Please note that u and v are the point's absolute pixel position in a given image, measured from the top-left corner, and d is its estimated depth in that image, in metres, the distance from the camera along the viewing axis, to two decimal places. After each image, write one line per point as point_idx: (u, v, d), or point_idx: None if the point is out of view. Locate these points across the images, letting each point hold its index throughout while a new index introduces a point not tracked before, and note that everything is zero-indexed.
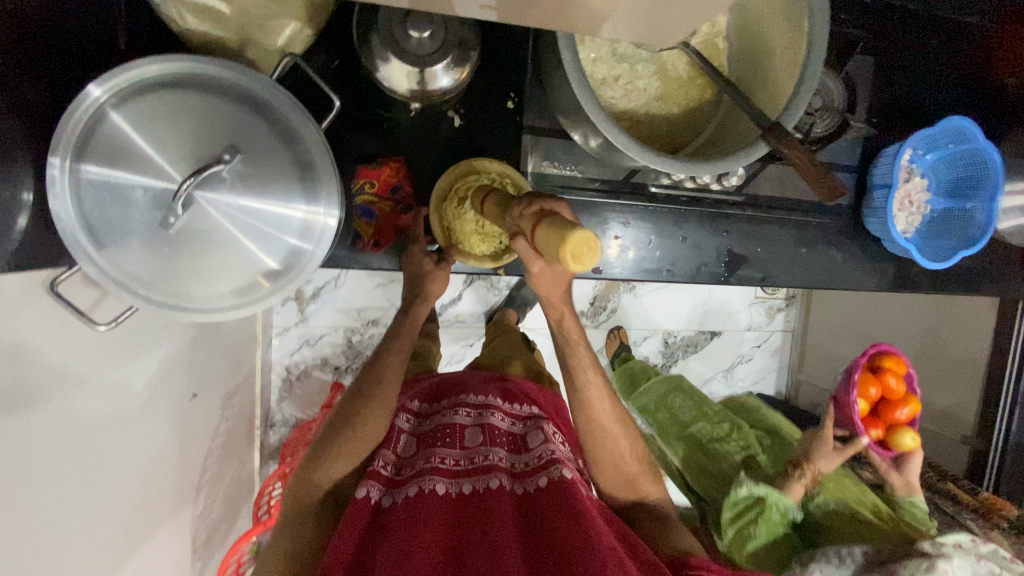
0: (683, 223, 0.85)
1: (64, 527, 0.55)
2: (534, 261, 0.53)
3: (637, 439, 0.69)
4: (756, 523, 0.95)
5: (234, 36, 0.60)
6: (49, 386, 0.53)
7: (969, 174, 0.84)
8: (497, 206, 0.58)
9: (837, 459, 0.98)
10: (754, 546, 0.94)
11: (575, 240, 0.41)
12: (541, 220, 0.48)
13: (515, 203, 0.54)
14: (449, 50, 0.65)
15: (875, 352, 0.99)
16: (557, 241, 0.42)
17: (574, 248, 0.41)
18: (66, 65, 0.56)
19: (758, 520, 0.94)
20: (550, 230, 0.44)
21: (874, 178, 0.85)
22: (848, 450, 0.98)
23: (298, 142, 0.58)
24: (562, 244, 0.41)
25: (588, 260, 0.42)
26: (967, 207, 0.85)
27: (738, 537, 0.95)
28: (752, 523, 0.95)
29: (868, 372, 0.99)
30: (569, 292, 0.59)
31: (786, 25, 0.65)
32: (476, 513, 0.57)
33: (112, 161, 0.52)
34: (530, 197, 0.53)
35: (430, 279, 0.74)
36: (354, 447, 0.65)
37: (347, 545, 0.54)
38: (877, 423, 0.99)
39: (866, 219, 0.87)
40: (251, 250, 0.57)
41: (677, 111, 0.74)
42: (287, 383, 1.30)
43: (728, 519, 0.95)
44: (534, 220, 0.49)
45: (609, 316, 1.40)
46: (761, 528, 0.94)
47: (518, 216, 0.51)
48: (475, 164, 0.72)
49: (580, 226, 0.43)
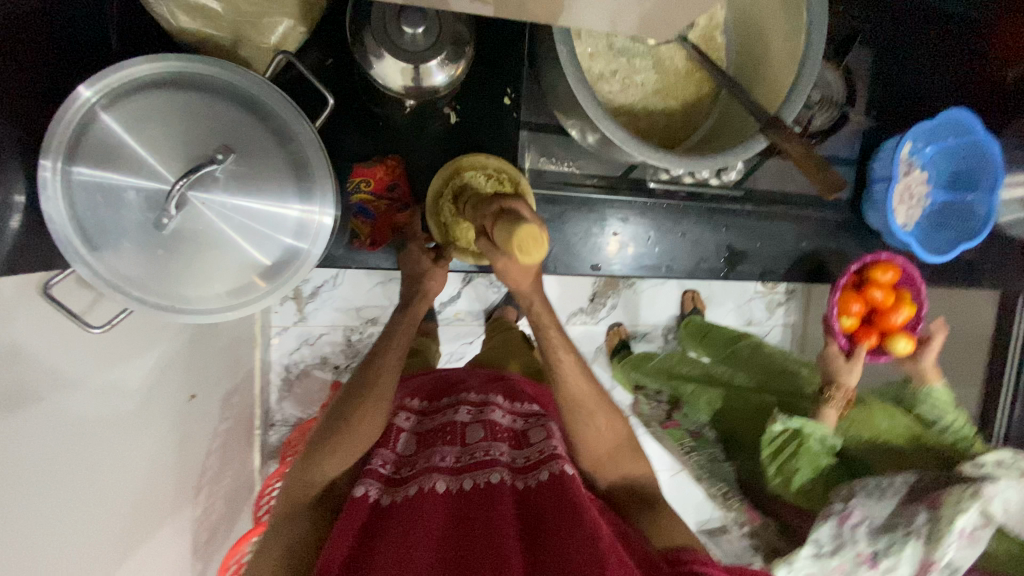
0: (682, 219, 0.84)
1: (63, 529, 0.54)
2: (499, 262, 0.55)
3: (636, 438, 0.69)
4: (800, 456, 0.84)
5: (226, 34, 0.59)
6: (45, 389, 0.53)
7: (968, 166, 0.84)
8: (470, 204, 0.60)
9: (859, 373, 0.86)
10: (801, 481, 0.85)
11: (524, 233, 0.43)
12: (500, 216, 0.49)
13: (479, 203, 0.56)
14: (443, 46, 0.64)
15: (864, 262, 0.86)
16: (507, 234, 0.44)
17: (523, 240, 0.44)
18: (58, 66, 0.56)
19: (799, 453, 0.84)
20: (503, 224, 0.46)
21: (873, 173, 0.83)
22: (858, 364, 0.86)
23: (292, 141, 0.57)
24: (510, 237, 0.44)
25: (538, 251, 0.44)
26: (967, 199, 0.85)
27: (781, 474, 0.86)
28: (794, 458, 0.85)
29: (854, 287, 0.88)
30: (541, 282, 0.60)
31: (784, 18, 0.65)
32: (475, 508, 0.57)
33: (103, 162, 0.51)
34: (494, 197, 0.56)
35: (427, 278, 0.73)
36: (352, 446, 0.64)
37: (343, 545, 0.54)
38: (870, 335, 0.88)
39: (867, 213, 0.86)
40: (246, 250, 0.57)
41: (675, 107, 0.73)
42: (287, 383, 1.30)
43: (768, 460, 0.86)
44: (493, 216, 0.51)
45: (609, 312, 1.39)
46: (805, 460, 0.85)
47: (481, 215, 0.54)
48: (469, 159, 0.72)
49: (530, 221, 0.45)
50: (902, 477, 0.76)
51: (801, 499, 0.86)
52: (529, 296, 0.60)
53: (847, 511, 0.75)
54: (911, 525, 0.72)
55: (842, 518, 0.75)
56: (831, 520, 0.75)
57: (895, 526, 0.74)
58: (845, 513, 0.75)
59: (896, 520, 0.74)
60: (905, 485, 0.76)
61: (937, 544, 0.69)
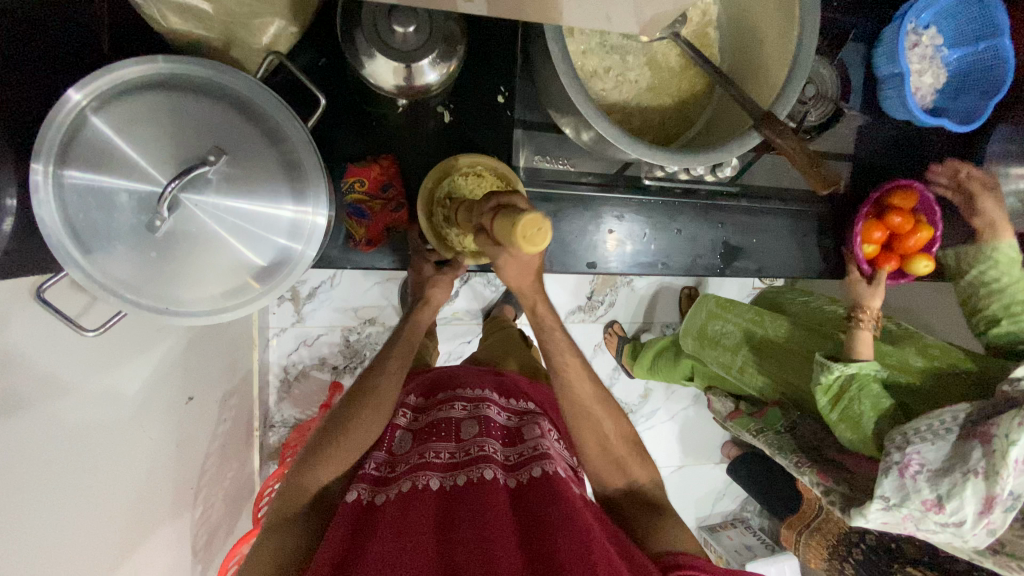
0: (677, 215, 0.84)
1: (59, 532, 0.54)
2: (499, 258, 0.54)
3: (634, 442, 0.69)
4: (860, 399, 0.81)
5: (217, 35, 0.59)
6: (37, 397, 0.52)
7: (972, 19, 0.81)
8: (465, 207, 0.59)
9: (882, 295, 0.86)
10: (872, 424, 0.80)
11: (526, 221, 0.42)
12: (501, 211, 0.49)
13: (478, 202, 0.55)
14: (436, 45, 0.64)
15: (882, 190, 0.84)
16: (509, 227, 0.43)
17: (524, 229, 0.43)
18: (49, 68, 0.55)
19: (861, 396, 0.80)
20: (504, 217, 0.45)
21: (881, 69, 0.83)
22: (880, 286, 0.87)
23: (285, 141, 0.57)
24: (512, 227, 0.42)
25: (539, 239, 0.43)
26: (983, 49, 0.81)
27: (847, 421, 0.81)
28: (856, 403, 0.81)
29: (872, 215, 0.85)
30: (541, 281, 0.59)
31: (776, 12, 0.65)
32: (468, 502, 0.57)
33: (94, 165, 0.51)
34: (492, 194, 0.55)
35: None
36: (348, 445, 0.64)
37: (335, 543, 0.54)
38: (890, 259, 0.86)
39: (883, 101, 0.85)
40: (239, 251, 0.56)
41: (669, 103, 0.73)
42: (286, 384, 1.30)
43: (827, 408, 0.83)
44: (492, 212, 0.50)
45: (607, 309, 1.41)
46: (869, 402, 0.80)
47: (480, 212, 0.52)
48: (448, 163, 0.71)
49: (529, 210, 0.44)
50: (953, 412, 0.71)
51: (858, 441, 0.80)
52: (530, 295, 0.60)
53: (907, 458, 0.71)
54: (966, 463, 0.65)
55: (901, 469, 0.70)
56: (892, 473, 0.71)
57: (952, 466, 0.67)
58: (905, 462, 0.70)
59: (953, 461, 0.67)
60: (959, 422, 0.70)
61: (998, 478, 0.62)
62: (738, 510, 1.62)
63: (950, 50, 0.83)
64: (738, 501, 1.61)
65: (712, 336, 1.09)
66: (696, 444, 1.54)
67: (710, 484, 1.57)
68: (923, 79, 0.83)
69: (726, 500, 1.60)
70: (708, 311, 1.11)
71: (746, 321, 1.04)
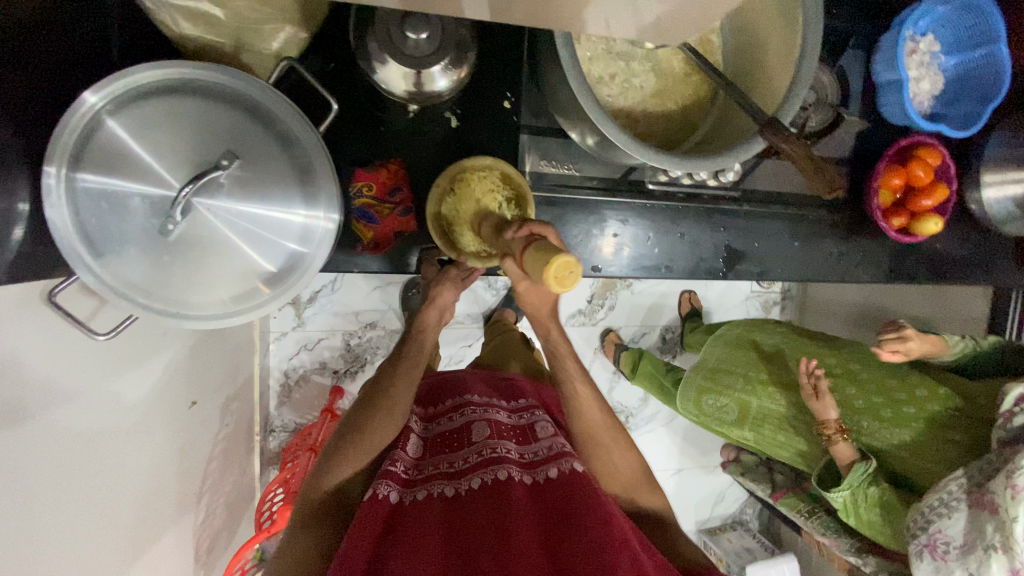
0: (680, 219, 0.85)
1: (64, 539, 0.54)
2: (521, 283, 0.55)
3: (638, 451, 0.68)
4: (866, 503, 0.87)
5: (229, 40, 0.59)
6: (44, 401, 0.52)
7: (969, 25, 0.82)
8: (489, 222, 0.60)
9: (829, 405, 0.89)
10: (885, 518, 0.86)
11: (560, 263, 0.42)
12: (530, 244, 0.49)
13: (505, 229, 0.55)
14: (446, 52, 0.65)
15: (906, 144, 0.84)
16: (541, 266, 0.43)
17: (558, 270, 0.42)
18: (60, 72, 0.56)
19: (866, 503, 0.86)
20: (537, 252, 0.45)
21: (879, 75, 0.84)
22: (826, 397, 0.90)
23: (296, 146, 0.57)
24: (546, 266, 0.42)
25: (569, 281, 0.43)
26: (979, 54, 0.83)
27: (866, 523, 0.88)
28: (866, 507, 0.87)
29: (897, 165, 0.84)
30: (558, 310, 0.62)
31: (781, 20, 0.66)
32: (485, 506, 0.57)
33: (108, 169, 0.51)
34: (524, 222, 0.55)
35: (441, 287, 0.76)
36: (364, 447, 0.65)
37: (360, 543, 0.53)
38: (900, 214, 0.84)
39: (881, 103, 0.86)
40: (252, 255, 0.57)
41: (674, 109, 0.74)
42: (286, 388, 1.30)
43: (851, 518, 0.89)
44: (522, 242, 0.51)
45: (607, 313, 1.42)
46: (875, 502, 0.86)
47: (507, 241, 0.53)
48: (461, 167, 0.70)
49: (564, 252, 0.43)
50: (955, 481, 0.76)
51: (894, 540, 0.86)
52: (546, 318, 0.62)
53: (932, 537, 0.76)
54: (986, 538, 0.69)
55: (931, 552, 0.76)
56: (926, 556, 0.76)
57: (975, 540, 0.71)
58: (932, 542, 0.76)
59: (974, 533, 0.72)
60: (963, 490, 0.75)
61: (1014, 552, 0.66)
62: (738, 512, 1.63)
63: (947, 57, 0.85)
64: (738, 503, 1.62)
65: (714, 413, 1.12)
66: (696, 447, 1.55)
67: (711, 487, 1.58)
68: (921, 84, 0.84)
69: (726, 503, 1.61)
70: (698, 385, 1.16)
71: (737, 392, 1.07)
